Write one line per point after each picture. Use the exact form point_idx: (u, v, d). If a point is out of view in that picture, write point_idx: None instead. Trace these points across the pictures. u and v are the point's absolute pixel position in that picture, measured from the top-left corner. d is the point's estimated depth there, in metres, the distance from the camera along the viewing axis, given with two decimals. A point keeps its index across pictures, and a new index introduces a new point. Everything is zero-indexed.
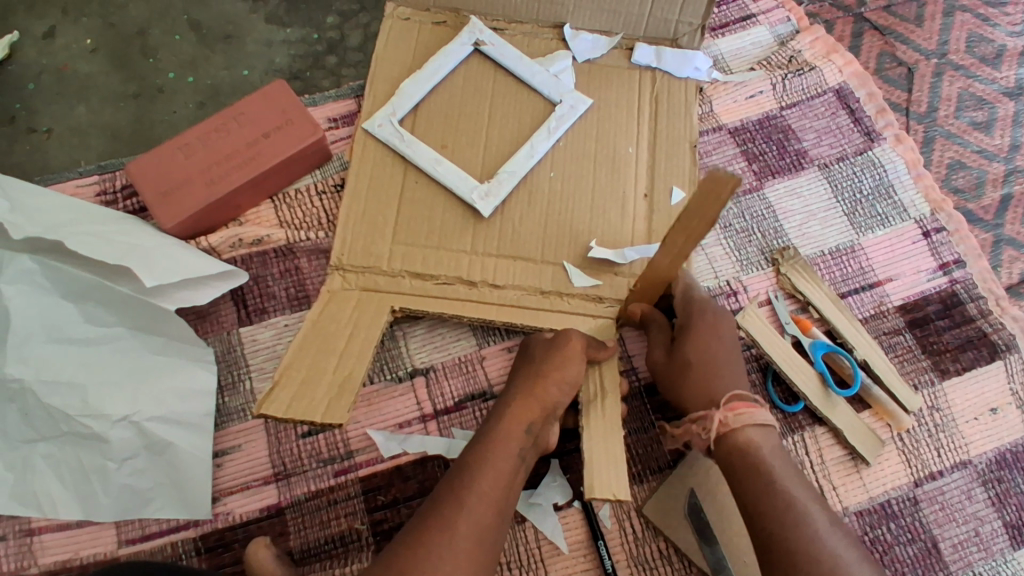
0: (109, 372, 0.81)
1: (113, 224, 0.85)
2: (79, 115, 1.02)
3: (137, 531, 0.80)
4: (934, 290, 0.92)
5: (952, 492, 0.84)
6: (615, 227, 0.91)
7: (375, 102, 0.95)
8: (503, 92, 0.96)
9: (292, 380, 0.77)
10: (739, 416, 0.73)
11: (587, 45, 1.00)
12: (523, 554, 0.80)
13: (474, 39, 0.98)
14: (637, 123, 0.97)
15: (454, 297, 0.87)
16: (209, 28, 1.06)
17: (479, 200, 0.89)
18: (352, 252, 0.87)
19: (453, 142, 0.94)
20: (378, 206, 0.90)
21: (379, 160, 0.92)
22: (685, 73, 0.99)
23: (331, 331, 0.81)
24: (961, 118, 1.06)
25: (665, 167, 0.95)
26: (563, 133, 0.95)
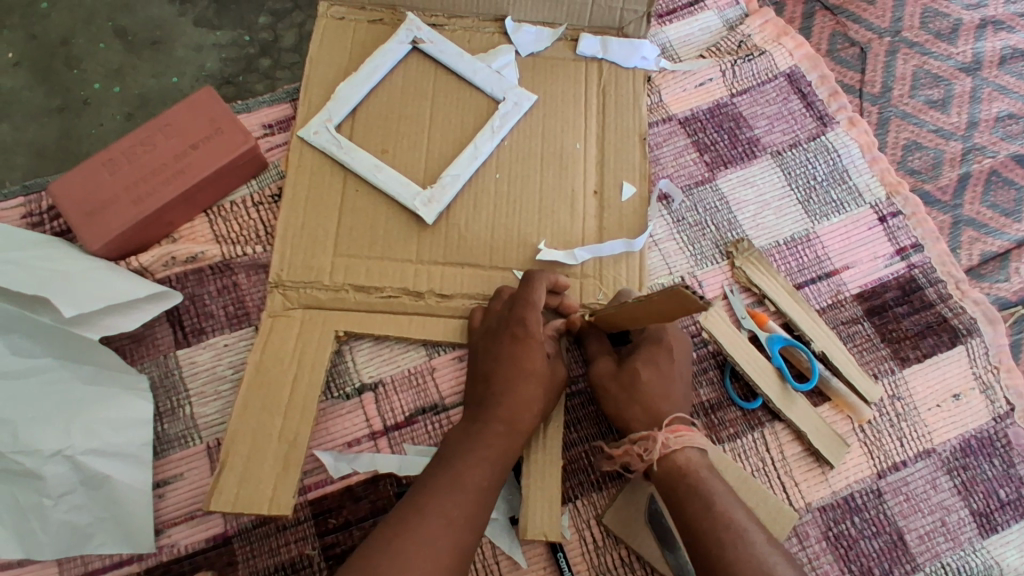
0: (37, 407, 0.76)
1: (35, 250, 0.80)
2: (3, 133, 0.97)
3: (80, 568, 0.77)
4: (891, 276, 0.91)
5: (916, 482, 0.83)
6: (564, 227, 0.88)
7: (310, 108, 0.91)
8: (445, 90, 0.93)
9: (235, 463, 0.75)
10: (681, 437, 0.71)
11: (530, 38, 0.96)
12: (481, 570, 0.77)
13: (412, 37, 0.93)
14: (584, 117, 0.94)
15: (400, 310, 0.84)
16: (136, 34, 1.02)
17: (422, 207, 0.85)
18: (291, 268, 0.84)
19: (394, 146, 0.90)
20: (317, 217, 0.86)
21: (316, 169, 0.88)
22: (631, 62, 0.97)
23: (271, 393, 0.78)
24: (917, 97, 1.04)
25: (614, 163, 0.92)
26: (507, 132, 0.91)
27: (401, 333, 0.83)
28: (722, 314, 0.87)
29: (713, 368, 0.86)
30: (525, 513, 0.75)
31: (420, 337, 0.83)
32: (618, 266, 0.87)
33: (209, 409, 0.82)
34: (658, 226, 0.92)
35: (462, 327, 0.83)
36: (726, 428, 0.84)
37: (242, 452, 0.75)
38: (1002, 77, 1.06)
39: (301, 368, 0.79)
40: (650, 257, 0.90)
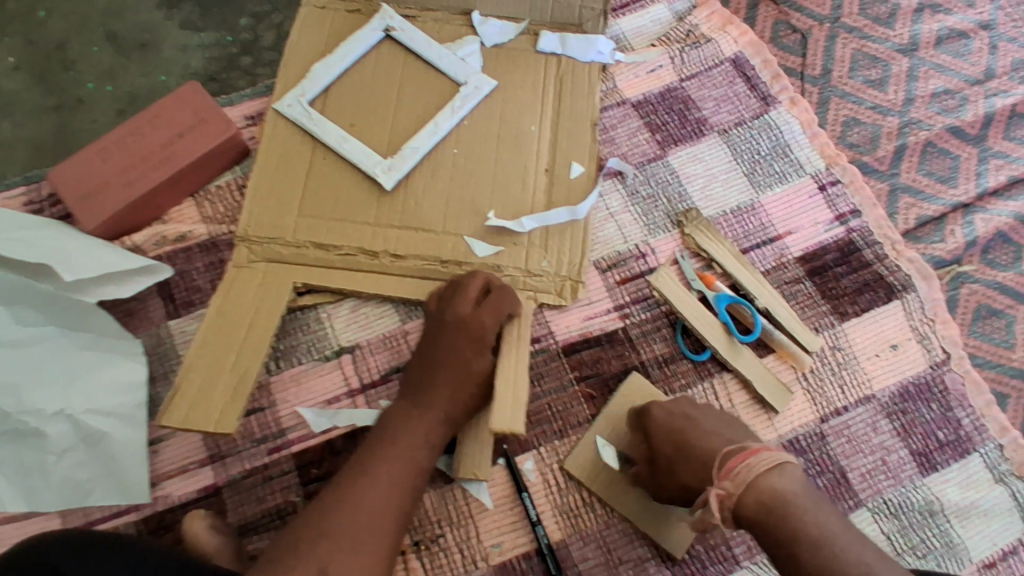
0: (41, 370, 0.82)
1: (38, 229, 0.87)
2: (5, 130, 1.05)
3: (81, 519, 0.84)
4: (832, 240, 0.98)
5: (858, 425, 0.89)
6: (515, 197, 0.95)
7: (286, 85, 0.99)
8: (412, 76, 1.00)
9: (190, 388, 0.83)
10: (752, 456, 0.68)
11: (495, 31, 1.04)
12: (452, 512, 0.83)
13: (384, 25, 1.02)
14: (541, 102, 1.01)
15: (356, 268, 0.91)
16: (127, 38, 1.10)
17: (382, 173, 0.93)
18: (259, 224, 0.91)
19: (361, 121, 0.98)
20: (286, 180, 0.94)
21: (289, 138, 0.95)
22: (587, 55, 1.03)
23: (227, 331, 0.86)
24: (856, 77, 1.12)
25: (567, 142, 0.99)
26: (467, 112, 0.98)
27: (356, 287, 0.90)
28: (675, 277, 0.94)
29: (666, 326, 0.93)
30: (461, 452, 0.83)
31: (374, 293, 0.91)
32: (564, 235, 0.94)
33: None
34: (613, 199, 0.99)
35: (411, 283, 0.91)
36: (678, 380, 0.90)
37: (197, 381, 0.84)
38: (937, 56, 1.14)
39: (258, 312, 0.87)
40: (605, 228, 0.98)
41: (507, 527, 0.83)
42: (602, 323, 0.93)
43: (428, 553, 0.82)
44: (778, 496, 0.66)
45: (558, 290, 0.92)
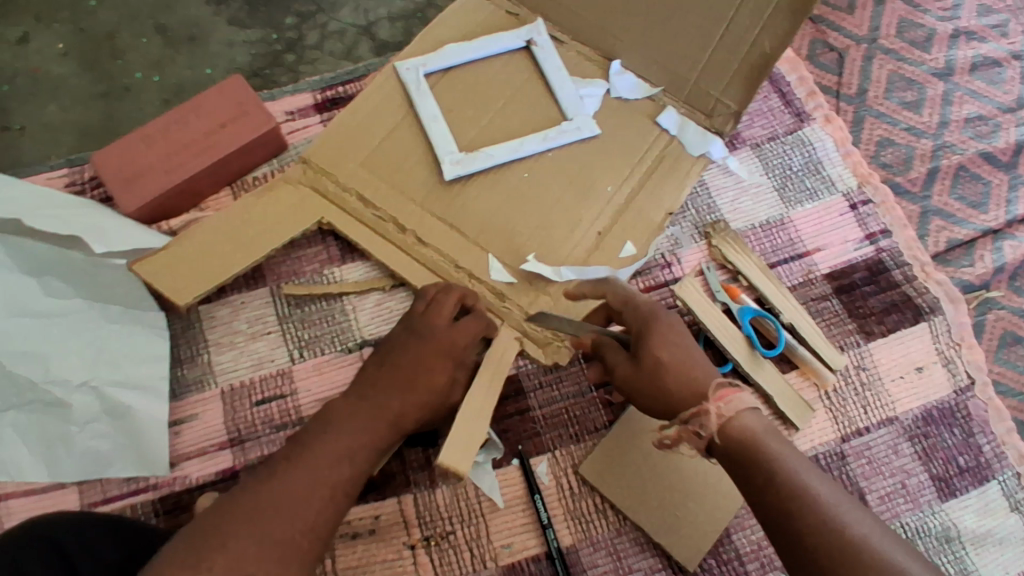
0: (71, 342, 0.85)
1: (74, 207, 0.87)
2: (51, 113, 1.08)
3: (100, 495, 0.85)
4: (860, 258, 0.97)
5: (878, 447, 0.88)
6: (555, 243, 0.89)
7: (416, 49, 0.98)
8: (515, 108, 0.95)
9: (185, 257, 0.87)
10: (729, 403, 0.66)
11: (627, 85, 0.97)
12: (463, 509, 0.84)
13: (528, 38, 0.98)
14: (630, 164, 0.94)
15: (382, 235, 0.91)
16: (174, 30, 1.13)
17: (447, 162, 0.91)
18: (322, 151, 0.93)
19: (460, 111, 0.95)
20: (360, 134, 0.93)
21: (390, 99, 0.95)
22: (698, 148, 0.94)
23: (238, 230, 0.89)
24: (891, 98, 1.11)
25: (631, 215, 0.92)
26: (557, 145, 0.93)
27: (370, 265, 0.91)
28: (699, 287, 0.93)
29: None
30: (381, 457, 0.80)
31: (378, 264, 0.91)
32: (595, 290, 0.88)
33: (224, 358, 0.91)
34: None
35: (421, 267, 0.89)
36: None
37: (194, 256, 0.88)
38: (972, 82, 1.13)
39: (276, 227, 0.90)
40: None
41: (518, 529, 0.83)
42: None
43: (437, 549, 0.82)
44: (750, 434, 0.64)
45: (546, 348, 0.85)
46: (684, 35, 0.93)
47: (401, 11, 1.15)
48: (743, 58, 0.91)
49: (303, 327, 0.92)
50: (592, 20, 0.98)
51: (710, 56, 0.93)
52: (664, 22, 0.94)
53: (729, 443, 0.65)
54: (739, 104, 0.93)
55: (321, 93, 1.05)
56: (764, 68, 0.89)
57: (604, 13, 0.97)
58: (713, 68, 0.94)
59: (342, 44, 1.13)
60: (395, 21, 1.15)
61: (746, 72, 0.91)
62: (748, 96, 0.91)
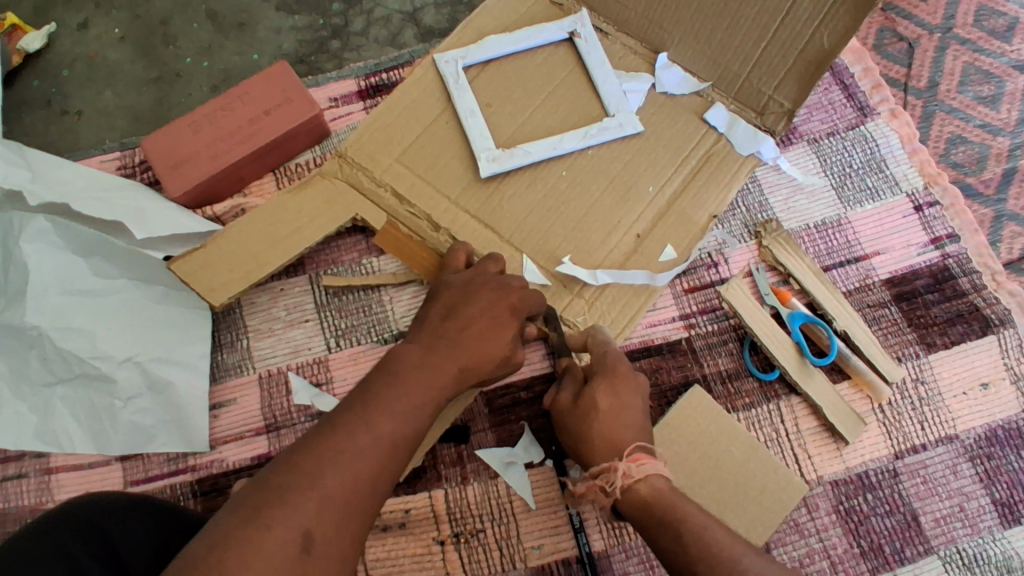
0: (117, 319, 0.88)
1: (122, 192, 0.92)
2: (106, 98, 1.10)
3: (141, 473, 0.87)
4: (924, 264, 0.90)
5: (936, 466, 0.83)
6: (591, 246, 0.87)
7: (457, 40, 0.96)
8: (554, 100, 0.93)
9: (218, 249, 0.87)
10: (642, 466, 0.62)
11: (674, 79, 0.92)
12: (494, 507, 0.83)
13: (572, 29, 0.94)
14: (673, 165, 0.90)
15: (416, 231, 0.89)
16: (225, 16, 1.13)
17: (483, 160, 0.88)
18: (359, 146, 0.92)
19: (499, 105, 0.93)
20: (396, 130, 0.92)
21: (430, 92, 0.93)
22: (748, 148, 0.90)
23: (275, 224, 0.89)
24: (965, 93, 1.04)
25: (673, 220, 0.88)
26: (599, 142, 0.90)
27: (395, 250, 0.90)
28: (747, 290, 0.88)
29: (732, 340, 0.88)
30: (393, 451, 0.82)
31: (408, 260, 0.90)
32: (629, 302, 0.85)
33: (263, 345, 0.91)
34: None
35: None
36: (742, 398, 0.86)
37: (229, 248, 0.87)
38: None
39: (309, 222, 0.89)
40: None
41: (549, 531, 0.82)
42: (665, 331, 0.88)
43: (467, 546, 0.81)
44: (658, 496, 0.60)
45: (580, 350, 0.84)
46: (738, 27, 0.86)
47: None
48: (800, 55, 0.84)
49: (340, 317, 0.92)
50: (642, 10, 0.92)
51: (765, 50, 0.86)
52: (716, 13, 0.87)
53: (637, 504, 0.61)
54: (795, 101, 0.87)
55: (365, 80, 1.04)
56: (821, 65, 0.82)
57: (654, 4, 0.91)
58: (767, 65, 0.87)
59: (388, 30, 1.10)
60: (441, 7, 1.11)
61: (801, 69, 0.85)
62: (804, 92, 0.85)
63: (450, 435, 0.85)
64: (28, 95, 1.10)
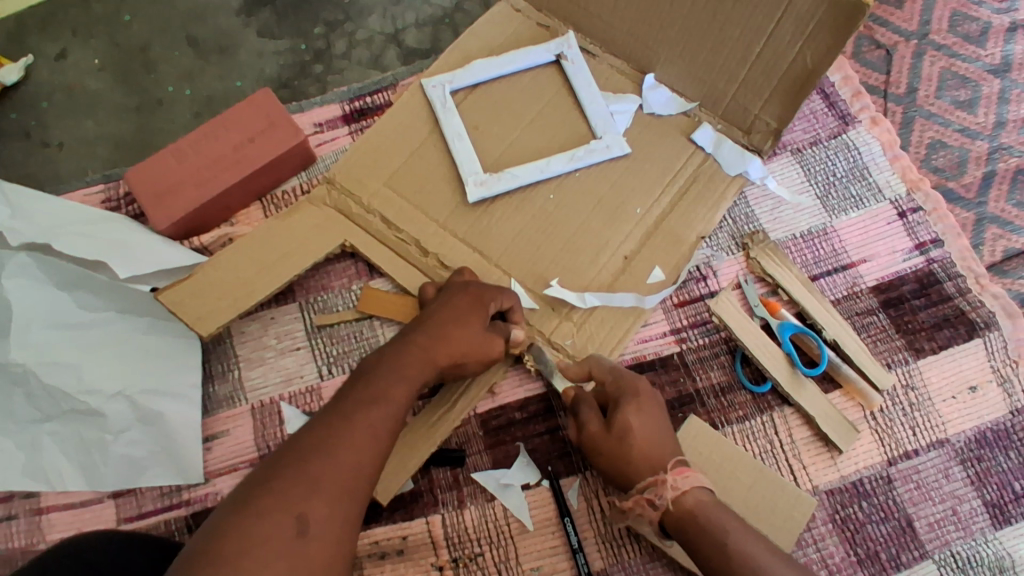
0: (101, 353, 0.88)
1: (103, 224, 0.91)
2: (87, 128, 1.08)
3: (134, 510, 0.86)
4: (909, 270, 0.91)
5: (928, 471, 0.84)
6: (579, 267, 0.87)
7: (443, 64, 0.96)
8: (541, 122, 0.93)
9: (211, 273, 0.87)
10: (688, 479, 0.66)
11: (660, 100, 0.94)
12: (492, 530, 0.82)
13: (559, 51, 0.95)
14: (660, 186, 0.91)
15: (405, 257, 0.89)
16: (206, 43, 1.12)
17: (472, 184, 0.89)
18: (347, 172, 0.92)
19: (486, 128, 0.93)
20: (383, 156, 0.92)
21: (416, 116, 0.94)
22: (735, 167, 0.91)
23: (266, 248, 0.89)
24: (943, 98, 1.05)
25: (661, 240, 0.89)
26: (586, 164, 0.91)
27: (376, 309, 0.90)
28: (736, 302, 0.89)
29: (724, 353, 0.88)
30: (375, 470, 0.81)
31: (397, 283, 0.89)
32: (623, 321, 0.86)
33: (255, 374, 0.90)
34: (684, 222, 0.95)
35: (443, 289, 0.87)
36: (736, 411, 0.86)
37: (221, 272, 0.87)
38: None
39: (297, 247, 0.89)
40: None
41: (549, 552, 0.81)
42: (656, 346, 0.89)
43: (466, 570, 0.81)
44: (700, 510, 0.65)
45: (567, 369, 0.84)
46: (722, 45, 0.86)
47: (428, 17, 1.12)
48: (784, 74, 0.84)
49: (332, 343, 0.91)
50: (629, 29, 0.92)
51: (751, 68, 0.87)
52: (700, 30, 0.87)
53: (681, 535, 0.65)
54: (780, 120, 0.89)
55: (348, 104, 1.04)
56: (805, 85, 0.83)
57: (640, 23, 0.91)
58: (752, 84, 0.88)
59: (370, 52, 1.10)
60: (423, 28, 1.11)
61: (786, 88, 0.85)
62: (788, 113, 0.87)
63: (445, 459, 0.85)
64: (7, 126, 1.09)
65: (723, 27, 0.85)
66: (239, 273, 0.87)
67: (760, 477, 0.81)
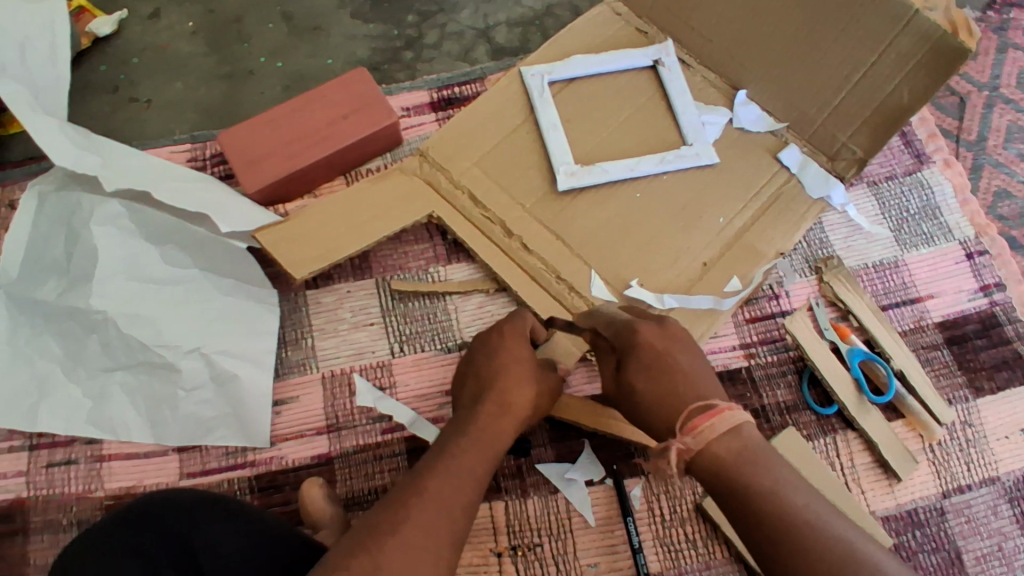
0: (179, 309, 0.88)
1: (190, 182, 0.90)
2: (176, 89, 1.10)
3: (197, 466, 0.87)
4: (973, 310, 0.94)
5: (979, 506, 0.85)
6: (657, 268, 0.89)
7: (542, 56, 0.99)
8: (633, 122, 0.96)
9: (297, 225, 0.90)
10: (698, 434, 0.62)
11: (751, 117, 0.96)
12: (553, 522, 0.83)
13: (656, 57, 0.98)
14: (744, 200, 0.92)
15: (488, 237, 0.91)
16: (299, 20, 1.14)
17: (562, 174, 0.91)
18: (440, 148, 0.94)
19: (579, 121, 0.95)
20: (477, 137, 0.95)
21: (512, 100, 0.96)
22: (818, 191, 0.93)
23: (353, 209, 0.91)
24: (1010, 149, 1.08)
25: (739, 253, 0.90)
26: (674, 169, 0.93)
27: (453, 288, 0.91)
28: (808, 323, 0.91)
29: (792, 372, 0.90)
30: None
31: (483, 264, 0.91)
32: (701, 322, 0.86)
33: (327, 344, 0.92)
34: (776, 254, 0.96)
35: (527, 276, 0.89)
36: (800, 430, 0.87)
37: (306, 225, 0.90)
38: None
39: (384, 214, 0.91)
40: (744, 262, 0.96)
41: (606, 548, 0.83)
42: (726, 358, 0.90)
43: (524, 560, 0.82)
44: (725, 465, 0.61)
45: None
46: (820, 69, 0.88)
47: (520, 18, 1.14)
48: (877, 106, 0.85)
49: (405, 321, 0.93)
50: (727, 42, 0.94)
51: (843, 98, 0.88)
52: (800, 52, 0.88)
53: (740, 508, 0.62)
54: (867, 150, 0.90)
55: (437, 92, 1.05)
56: (898, 119, 0.84)
57: (739, 38, 0.93)
58: (843, 114, 0.89)
59: (460, 45, 1.12)
60: (513, 27, 1.14)
61: (877, 121, 0.86)
62: (875, 144, 0.88)
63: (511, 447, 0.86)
64: (94, 79, 1.10)
65: (824, 52, 0.86)
66: (327, 229, 0.91)
67: (830, 488, 0.83)
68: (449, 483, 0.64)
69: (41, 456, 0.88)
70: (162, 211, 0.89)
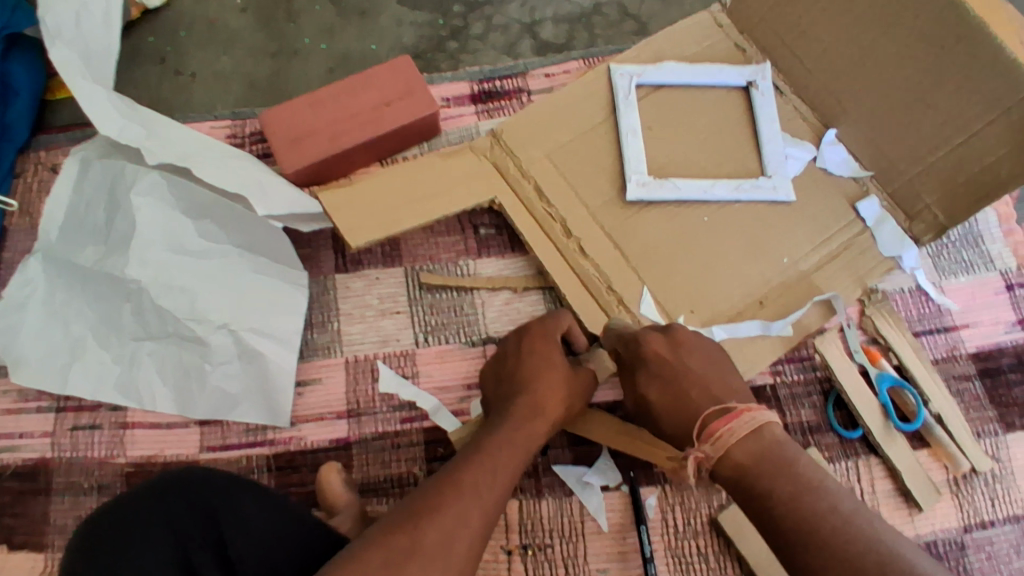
0: (211, 283, 0.89)
1: (229, 159, 0.90)
2: (222, 64, 1.11)
3: (219, 440, 0.88)
4: (1010, 343, 0.91)
5: (1001, 544, 0.84)
6: (713, 297, 0.88)
7: (636, 55, 0.98)
8: (710, 139, 0.95)
9: (364, 191, 0.91)
10: (717, 435, 0.62)
11: (837, 158, 0.95)
12: (566, 524, 0.83)
13: (751, 79, 0.97)
14: (815, 243, 0.91)
15: (547, 236, 0.91)
16: (347, 2, 1.14)
17: (632, 183, 0.91)
18: (515, 131, 0.95)
19: (659, 130, 0.95)
20: (553, 130, 0.95)
21: (593, 95, 0.96)
22: (890, 250, 0.91)
23: (418, 181, 0.92)
24: None
25: (803, 291, 0.89)
26: (746, 199, 0.92)
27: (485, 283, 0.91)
28: (838, 344, 0.90)
29: (817, 393, 0.89)
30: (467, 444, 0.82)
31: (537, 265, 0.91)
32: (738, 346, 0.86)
33: (354, 330, 0.92)
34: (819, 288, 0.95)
35: (579, 282, 0.89)
36: (822, 451, 0.86)
37: (372, 191, 0.91)
38: None
39: (445, 189, 0.92)
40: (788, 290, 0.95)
41: (618, 555, 0.82)
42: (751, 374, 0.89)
43: (534, 559, 0.82)
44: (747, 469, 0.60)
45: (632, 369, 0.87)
46: (914, 131, 0.86)
47: (567, 14, 1.13)
48: (967, 179, 0.83)
49: (431, 313, 0.93)
50: (823, 82, 0.93)
51: (933, 163, 0.86)
52: (894, 111, 0.86)
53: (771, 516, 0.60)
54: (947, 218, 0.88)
55: (478, 84, 1.05)
56: (985, 196, 0.82)
57: (838, 81, 0.91)
58: (931, 178, 0.87)
59: (505, 38, 1.12)
60: (560, 24, 1.13)
61: (963, 193, 0.84)
62: (958, 215, 0.86)
63: None
64: (142, 49, 1.11)
65: (923, 114, 0.83)
66: (391, 197, 0.91)
67: None
68: (472, 474, 0.64)
69: (67, 419, 0.89)
70: (203, 186, 0.89)
